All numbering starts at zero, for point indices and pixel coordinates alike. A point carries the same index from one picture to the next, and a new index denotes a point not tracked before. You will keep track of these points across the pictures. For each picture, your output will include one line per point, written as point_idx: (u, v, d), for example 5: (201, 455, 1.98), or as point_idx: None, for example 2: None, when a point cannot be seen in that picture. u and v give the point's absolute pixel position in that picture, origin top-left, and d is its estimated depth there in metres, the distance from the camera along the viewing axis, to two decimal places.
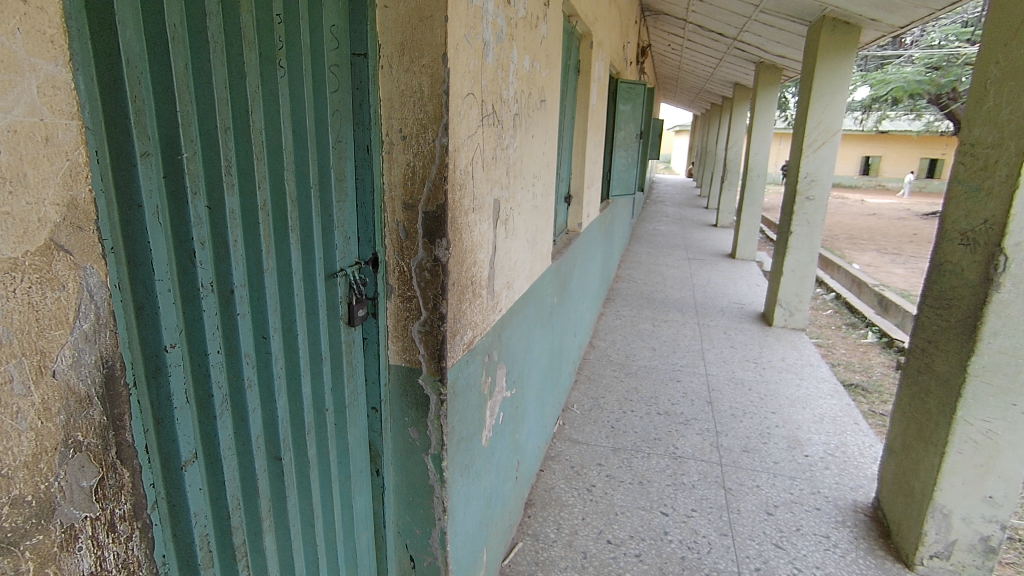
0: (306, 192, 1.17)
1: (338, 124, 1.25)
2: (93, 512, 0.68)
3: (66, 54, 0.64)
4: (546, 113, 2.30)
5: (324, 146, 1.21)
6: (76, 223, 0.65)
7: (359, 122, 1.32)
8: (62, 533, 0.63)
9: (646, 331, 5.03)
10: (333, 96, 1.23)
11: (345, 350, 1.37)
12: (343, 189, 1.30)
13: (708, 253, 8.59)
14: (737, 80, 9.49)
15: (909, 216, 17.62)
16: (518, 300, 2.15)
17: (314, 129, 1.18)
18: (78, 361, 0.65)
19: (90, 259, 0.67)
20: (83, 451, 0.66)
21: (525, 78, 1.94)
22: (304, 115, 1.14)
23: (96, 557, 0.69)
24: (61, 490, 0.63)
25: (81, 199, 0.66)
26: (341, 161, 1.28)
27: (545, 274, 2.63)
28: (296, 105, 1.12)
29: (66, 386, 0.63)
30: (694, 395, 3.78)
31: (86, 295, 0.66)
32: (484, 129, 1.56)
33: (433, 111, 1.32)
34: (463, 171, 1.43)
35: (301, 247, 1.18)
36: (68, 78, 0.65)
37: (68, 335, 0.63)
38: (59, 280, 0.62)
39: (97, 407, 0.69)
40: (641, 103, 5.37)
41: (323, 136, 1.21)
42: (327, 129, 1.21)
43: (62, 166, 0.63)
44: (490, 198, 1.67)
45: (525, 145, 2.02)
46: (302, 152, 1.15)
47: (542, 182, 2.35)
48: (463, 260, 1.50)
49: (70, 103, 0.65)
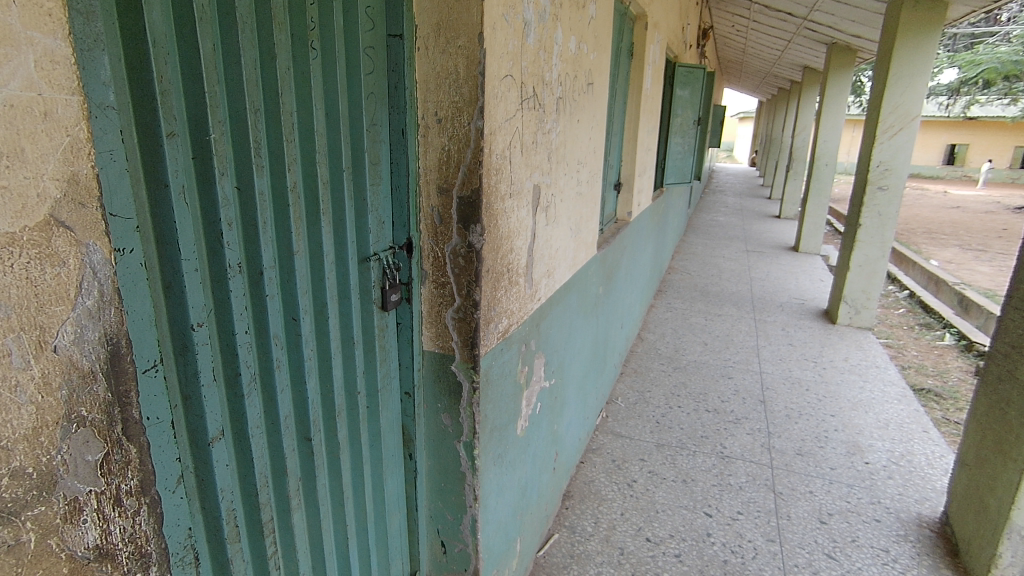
0: (339, 175, 1.17)
1: (372, 106, 1.24)
2: (99, 486, 0.69)
3: (66, 28, 0.63)
4: (593, 98, 2.23)
5: (358, 128, 1.21)
6: (78, 200, 0.66)
7: (395, 105, 1.30)
8: (66, 506, 0.65)
9: (698, 325, 4.86)
10: (368, 79, 1.22)
11: (377, 334, 1.37)
12: (377, 173, 1.29)
13: (768, 245, 8.21)
14: (806, 63, 8.97)
15: (998, 209, 16.27)
16: (559, 290, 2.10)
17: (347, 111, 1.17)
18: (81, 337, 0.66)
19: (93, 236, 0.68)
20: (89, 426, 0.68)
21: (571, 60, 1.88)
22: (336, 97, 1.13)
23: (101, 530, 0.70)
24: (64, 464, 0.64)
25: (81, 175, 0.66)
26: (375, 145, 1.27)
27: (590, 264, 2.57)
28: (329, 87, 1.12)
29: (69, 361, 0.64)
30: (747, 393, 3.62)
31: (89, 271, 0.67)
32: (523, 113, 1.52)
33: (468, 93, 1.29)
34: (499, 155, 1.40)
35: (333, 230, 1.18)
36: (68, 52, 0.64)
37: (70, 311, 0.65)
38: (60, 256, 0.63)
39: (102, 383, 0.70)
40: (699, 87, 5.16)
41: (357, 118, 1.20)
42: (361, 112, 1.20)
43: (62, 142, 0.63)
44: (529, 184, 1.63)
45: (570, 130, 1.96)
46: (334, 134, 1.15)
47: (588, 169, 2.29)
48: (499, 248, 1.47)
49: (70, 78, 0.64)
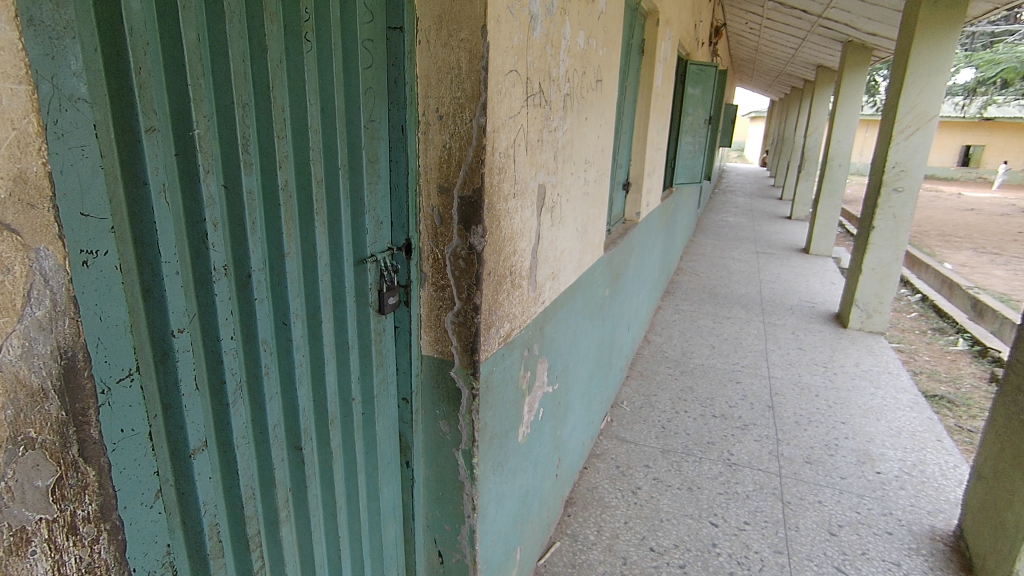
0: (334, 174, 1.12)
1: (371, 102, 1.19)
2: (50, 514, 0.64)
3: (12, 10, 0.57)
4: (602, 95, 2.17)
5: (355, 125, 1.16)
6: (26, 200, 0.60)
7: (395, 101, 1.25)
8: (11, 537, 0.60)
9: (706, 328, 4.79)
10: (367, 75, 1.17)
11: (373, 340, 1.32)
12: (375, 171, 1.24)
13: (779, 247, 8.10)
14: (820, 62, 8.84)
15: (1013, 212, 16.04)
16: (563, 292, 2.04)
17: (344, 106, 1.13)
18: (30, 351, 0.60)
19: (43, 240, 0.61)
20: (39, 449, 0.62)
21: (579, 56, 1.82)
22: (332, 92, 1.09)
23: (53, 561, 0.65)
24: (8, 491, 0.58)
25: (32, 173, 0.60)
26: (373, 142, 1.22)
27: (596, 266, 2.51)
28: (324, 81, 1.07)
29: (14, 378, 0.58)
30: (755, 399, 3.55)
31: (39, 278, 0.61)
32: (528, 110, 1.46)
33: (471, 89, 1.23)
34: (502, 153, 1.34)
35: (328, 231, 1.13)
36: (15, 38, 0.57)
37: (16, 323, 0.58)
38: (3, 263, 0.57)
39: (54, 401, 0.64)
40: (711, 86, 5.08)
41: (353, 114, 1.15)
42: (358, 108, 1.15)
43: (7, 136, 0.57)
44: (534, 184, 1.58)
45: (577, 128, 1.90)
46: (330, 131, 1.10)
47: (595, 169, 2.23)
48: (501, 250, 1.42)
49: (16, 65, 0.58)
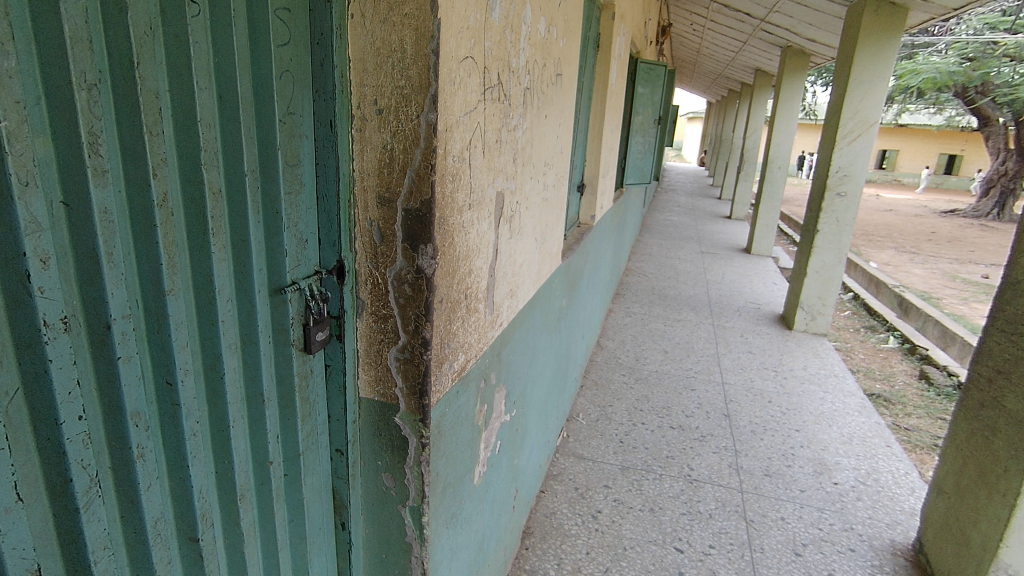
0: (239, 183, 0.86)
1: (289, 90, 0.94)
2: None
3: None
4: (562, 91, 1.97)
5: (267, 119, 0.90)
6: None
7: (321, 89, 1.00)
8: None
9: (657, 332, 4.72)
10: (282, 55, 0.91)
11: (296, 385, 1.06)
12: (297, 177, 0.98)
13: (722, 246, 8.23)
14: (760, 66, 9.05)
15: (926, 213, 17.17)
16: (522, 310, 1.83)
17: (251, 95, 0.87)
18: None
19: None
20: None
21: (539, 46, 1.61)
22: (234, 74, 0.83)
23: None
24: None
25: None
26: (293, 141, 0.96)
27: (554, 276, 2.32)
28: (221, 60, 0.81)
29: None
30: (710, 407, 3.48)
31: None
32: (486, 106, 1.23)
33: (418, 78, 0.99)
34: (456, 157, 1.11)
35: (231, 257, 0.87)
36: None
37: None
38: None
39: None
40: (660, 85, 5.01)
41: (265, 106, 0.89)
42: (271, 97, 0.90)
43: None
44: (491, 192, 1.35)
45: (537, 127, 1.70)
46: (231, 127, 0.84)
47: (554, 172, 2.03)
48: (454, 271, 1.19)
49: None
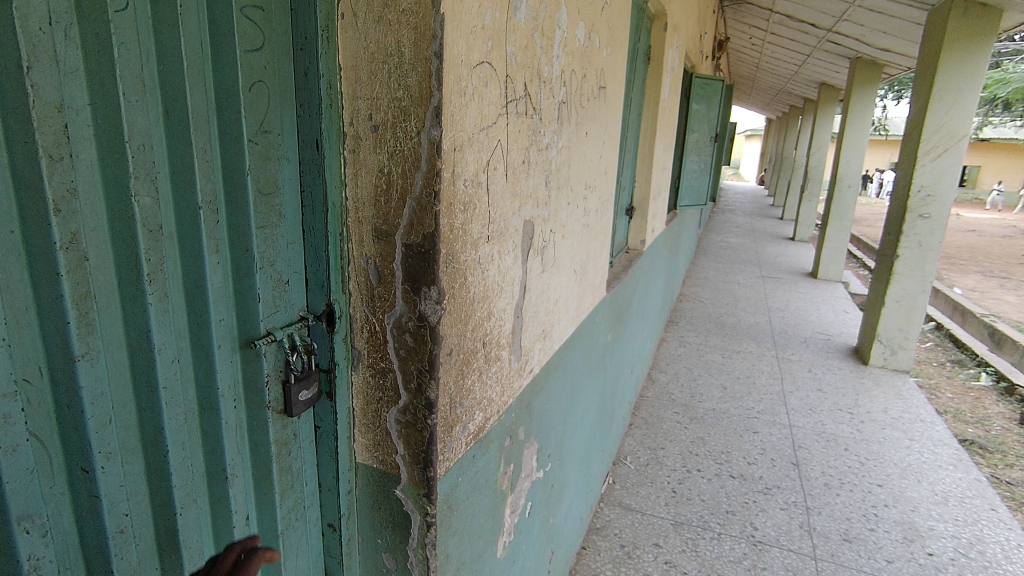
0: (192, 218, 0.71)
1: (263, 103, 0.78)
2: None
3: None
4: (606, 105, 1.77)
5: (233, 139, 0.74)
6: None
7: (305, 103, 0.83)
8: None
9: (714, 364, 4.37)
10: (254, 63, 0.76)
11: (275, 454, 0.89)
12: (274, 208, 0.82)
13: (785, 271, 7.71)
14: (825, 80, 8.55)
15: (1015, 233, 15.72)
16: (557, 351, 1.61)
17: (209, 110, 0.71)
18: None
19: None
20: None
21: (578, 55, 1.41)
22: (183, 84, 0.67)
23: None
24: None
25: None
26: (267, 165, 0.80)
27: (598, 310, 2.09)
28: (168, 67, 0.65)
29: None
30: (776, 454, 3.12)
31: None
32: (508, 120, 1.04)
33: (418, 86, 0.82)
34: (469, 182, 0.93)
35: (182, 307, 0.71)
36: None
37: None
38: None
39: None
40: (717, 101, 4.73)
41: (230, 124, 0.74)
42: (237, 111, 0.74)
43: None
44: (517, 221, 1.16)
45: (575, 146, 1.50)
46: (181, 149, 0.68)
47: (597, 195, 1.82)
48: (468, 317, 1.00)
49: None
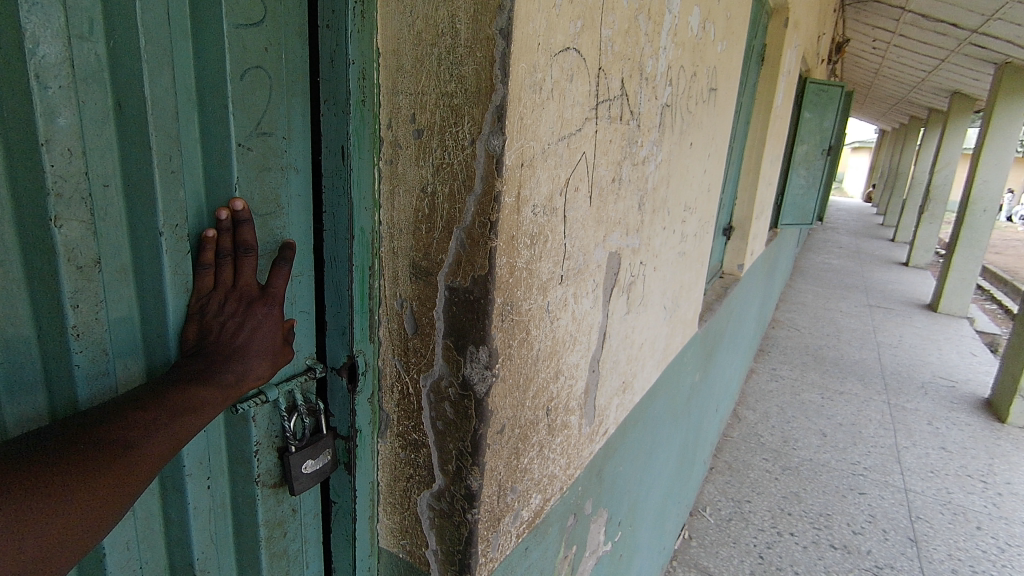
0: (148, 244, 0.56)
1: (262, 97, 0.61)
2: None
3: None
4: (715, 111, 1.48)
5: (215, 144, 0.59)
6: None
7: (331, 100, 0.64)
8: None
9: (812, 405, 3.87)
10: (248, 41, 0.59)
11: (263, 539, 0.72)
12: (271, 233, 0.65)
13: (897, 301, 6.88)
14: (959, 89, 7.57)
15: None
16: (639, 403, 1.35)
17: (180, 103, 0.56)
18: None
19: None
20: None
21: (689, 48, 1.14)
22: (138, 68, 0.52)
23: None
24: None
25: None
26: (265, 178, 0.63)
27: (687, 349, 1.80)
28: (117, 46, 0.51)
29: None
30: (889, 524, 2.65)
31: None
32: (598, 126, 0.80)
33: (475, 76, 0.59)
34: (538, 208, 0.69)
35: (132, 353, 0.58)
36: None
37: None
38: None
39: None
40: (833, 110, 4.21)
41: (207, 123, 0.58)
42: (217, 107, 0.58)
43: None
44: (600, 255, 0.91)
45: (677, 159, 1.23)
46: (134, 155, 0.54)
47: (697, 217, 1.54)
48: (527, 380, 0.76)
49: None
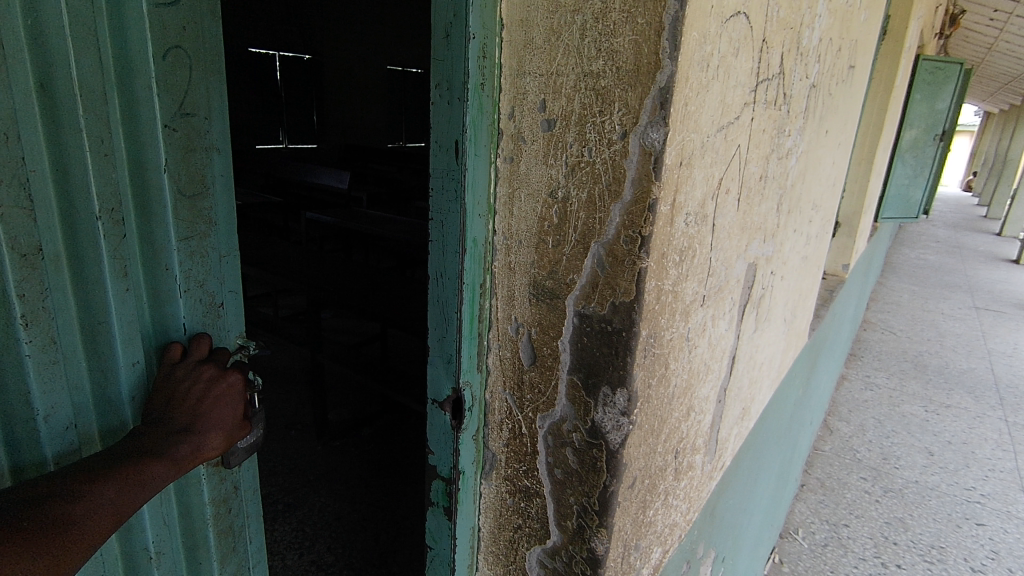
0: (89, 229, 0.58)
1: (180, 80, 0.65)
2: None
3: None
4: (850, 94, 1.27)
5: (143, 127, 0.62)
6: None
7: (446, 84, 0.54)
8: None
9: (915, 419, 3.50)
10: (167, 22, 0.62)
11: (209, 512, 0.77)
12: (198, 213, 0.70)
13: (1009, 303, 6.18)
14: None
15: None
16: (753, 430, 1.19)
17: (109, 86, 0.58)
18: None
19: None
20: None
21: (839, 17, 0.97)
22: (68, 48, 0.54)
23: None
24: None
25: None
26: (189, 159, 0.67)
27: (797, 363, 1.60)
28: (44, 30, 0.52)
29: None
30: (1017, 564, 2.33)
31: None
32: (755, 113, 0.65)
33: (636, 50, 0.46)
34: (690, 216, 0.56)
35: (73, 337, 0.59)
36: None
37: None
38: None
39: None
40: (949, 91, 3.77)
41: (135, 106, 0.61)
42: (142, 87, 0.61)
43: None
44: (741, 267, 0.77)
45: (814, 151, 1.05)
46: (70, 140, 0.55)
47: (821, 217, 1.34)
48: (662, 422, 0.63)
49: None
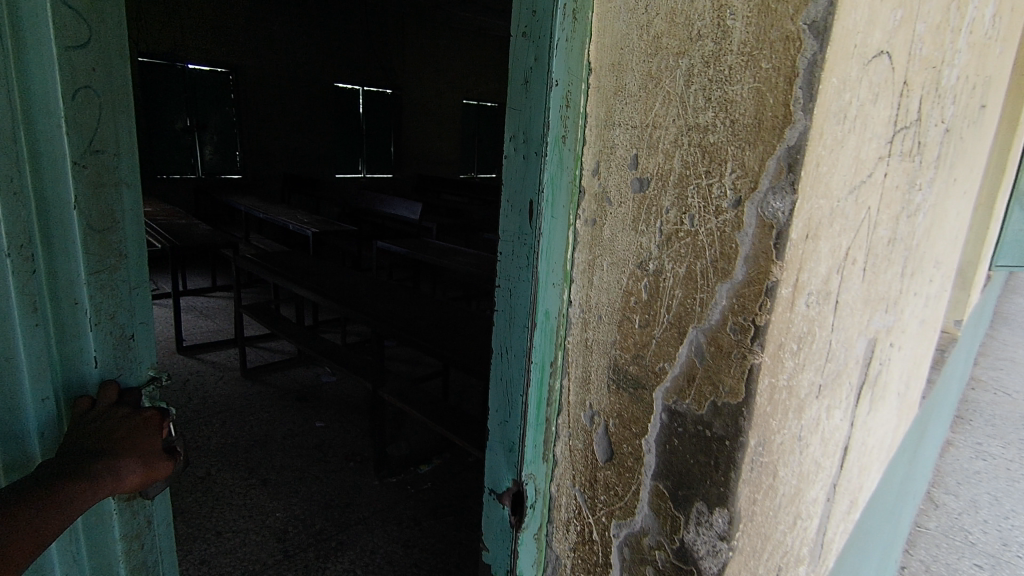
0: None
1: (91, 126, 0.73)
2: None
3: None
4: (981, 136, 1.11)
5: (54, 169, 0.71)
6: None
7: (529, 136, 0.52)
8: None
9: None
10: (77, 65, 0.71)
11: (116, 533, 0.82)
12: (111, 247, 0.77)
13: None
14: None
15: None
16: (859, 524, 1.02)
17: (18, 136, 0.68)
18: None
19: None
20: None
21: (978, 50, 0.83)
22: None
23: None
24: None
25: None
26: (101, 196, 0.75)
27: (907, 439, 1.40)
28: None
29: None
30: None
31: None
32: (889, 167, 0.54)
33: (762, 98, 0.37)
34: (815, 295, 0.45)
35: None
36: None
37: None
38: None
39: None
40: None
41: (45, 151, 0.70)
42: (54, 134, 0.70)
43: None
44: (863, 345, 0.64)
45: (943, 203, 0.91)
46: None
47: (943, 276, 1.16)
48: (765, 539, 0.52)
49: None
